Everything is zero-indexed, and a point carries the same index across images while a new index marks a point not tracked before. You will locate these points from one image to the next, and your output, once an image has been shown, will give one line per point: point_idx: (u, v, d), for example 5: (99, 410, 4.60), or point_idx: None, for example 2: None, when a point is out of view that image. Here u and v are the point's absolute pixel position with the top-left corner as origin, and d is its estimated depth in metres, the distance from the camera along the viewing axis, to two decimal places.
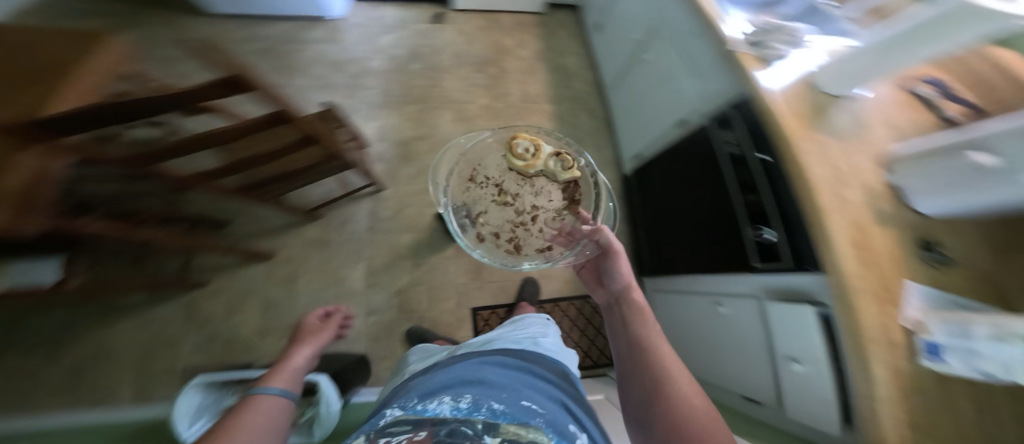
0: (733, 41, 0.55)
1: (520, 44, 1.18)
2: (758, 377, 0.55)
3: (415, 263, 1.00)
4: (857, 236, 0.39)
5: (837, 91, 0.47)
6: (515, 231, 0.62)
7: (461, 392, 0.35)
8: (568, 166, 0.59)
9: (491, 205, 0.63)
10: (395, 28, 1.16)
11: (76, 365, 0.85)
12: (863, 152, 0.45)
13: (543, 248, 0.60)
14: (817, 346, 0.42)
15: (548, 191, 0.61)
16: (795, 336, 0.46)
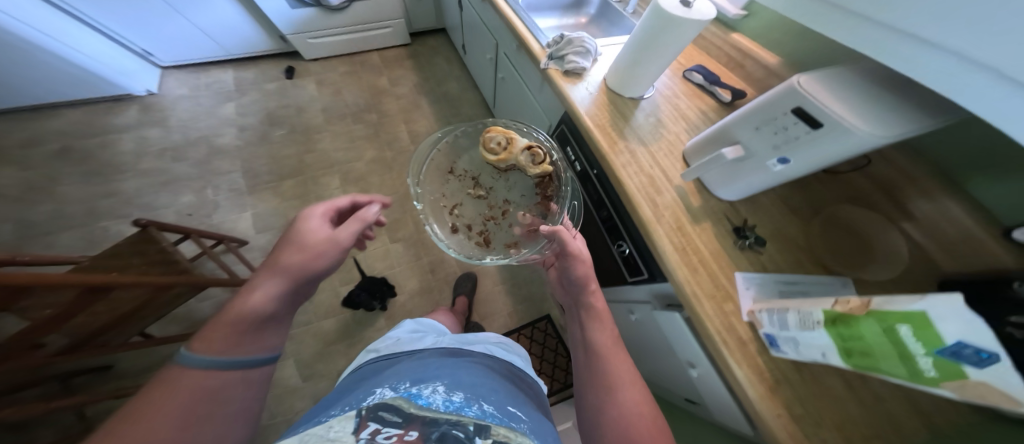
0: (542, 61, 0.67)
1: (385, 83, 1.39)
2: (682, 380, 0.57)
3: (348, 343, 0.93)
4: (678, 242, 0.45)
5: (631, 93, 0.58)
6: (487, 224, 0.58)
7: (454, 387, 0.35)
8: (539, 161, 0.54)
9: (465, 196, 0.59)
10: (234, 96, 1.31)
11: None
12: (670, 154, 0.53)
13: (512, 244, 0.55)
14: (695, 348, 0.46)
15: (521, 188, 0.59)
16: (682, 342, 0.50)
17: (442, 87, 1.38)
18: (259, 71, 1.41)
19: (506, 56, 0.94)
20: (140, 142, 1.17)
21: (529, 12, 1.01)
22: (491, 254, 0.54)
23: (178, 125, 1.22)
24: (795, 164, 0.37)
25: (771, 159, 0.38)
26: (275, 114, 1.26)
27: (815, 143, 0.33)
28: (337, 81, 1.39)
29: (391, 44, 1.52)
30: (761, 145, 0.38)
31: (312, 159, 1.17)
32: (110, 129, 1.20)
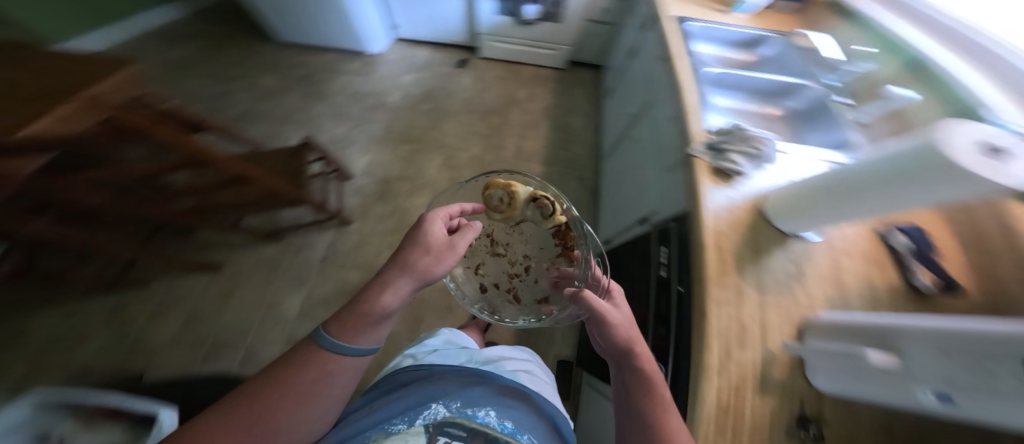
0: (696, 146, 0.64)
1: (522, 95, 1.52)
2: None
3: None
4: (725, 401, 0.39)
5: (787, 226, 0.51)
6: (513, 282, 0.56)
7: (499, 410, 0.50)
8: (550, 213, 0.49)
9: (482, 257, 0.56)
10: (416, 70, 1.63)
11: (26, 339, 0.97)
12: (781, 309, 0.45)
13: (541, 300, 0.53)
14: None
15: (536, 241, 0.54)
16: None
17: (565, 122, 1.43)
18: (439, 57, 1.72)
19: (647, 117, 0.93)
20: (337, 85, 1.60)
21: (712, 86, 0.93)
22: (523, 314, 0.53)
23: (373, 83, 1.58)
24: (958, 410, 0.24)
25: (919, 390, 0.26)
26: (429, 94, 1.52)
27: (993, 405, 0.20)
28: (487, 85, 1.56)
29: (550, 65, 1.65)
30: (912, 366, 0.27)
31: (433, 139, 1.36)
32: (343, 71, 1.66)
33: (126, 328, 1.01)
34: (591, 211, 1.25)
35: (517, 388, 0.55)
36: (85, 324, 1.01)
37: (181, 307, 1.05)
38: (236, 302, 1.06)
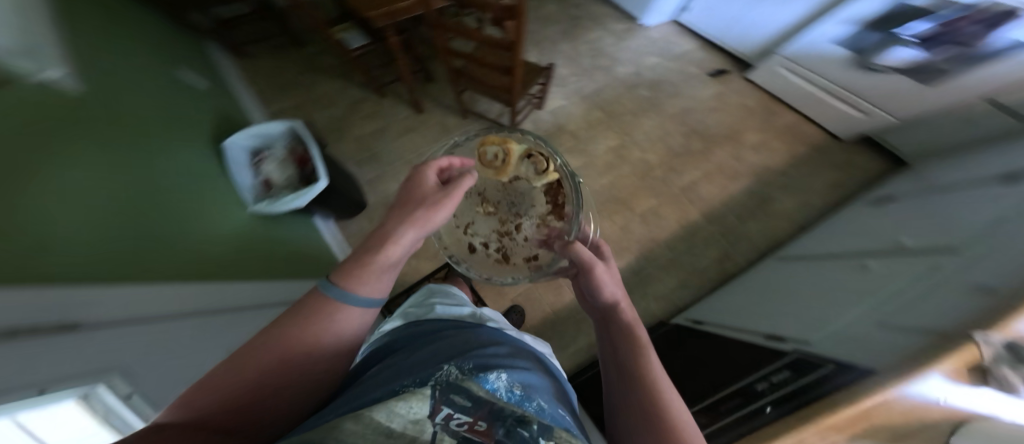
0: (995, 333, 0.52)
1: (748, 137, 1.64)
2: None
3: None
4: None
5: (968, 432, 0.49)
6: (501, 239, 0.67)
7: (508, 376, 0.44)
8: (542, 168, 0.60)
9: (476, 215, 0.67)
10: (664, 55, 1.79)
11: (311, 91, 1.50)
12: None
13: (529, 257, 0.64)
14: None
15: (529, 199, 0.65)
16: None
17: (761, 190, 1.53)
18: (703, 58, 1.84)
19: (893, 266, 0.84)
20: (587, 33, 1.78)
21: None
22: (514, 271, 0.64)
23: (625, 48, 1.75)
24: None
25: None
26: (654, 86, 1.68)
27: None
28: (722, 109, 1.69)
29: (832, 129, 1.67)
30: None
31: (634, 124, 1.58)
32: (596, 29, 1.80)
33: (351, 113, 1.48)
34: (700, 281, 1.36)
35: (517, 350, 0.58)
36: (335, 98, 1.49)
37: (378, 121, 1.47)
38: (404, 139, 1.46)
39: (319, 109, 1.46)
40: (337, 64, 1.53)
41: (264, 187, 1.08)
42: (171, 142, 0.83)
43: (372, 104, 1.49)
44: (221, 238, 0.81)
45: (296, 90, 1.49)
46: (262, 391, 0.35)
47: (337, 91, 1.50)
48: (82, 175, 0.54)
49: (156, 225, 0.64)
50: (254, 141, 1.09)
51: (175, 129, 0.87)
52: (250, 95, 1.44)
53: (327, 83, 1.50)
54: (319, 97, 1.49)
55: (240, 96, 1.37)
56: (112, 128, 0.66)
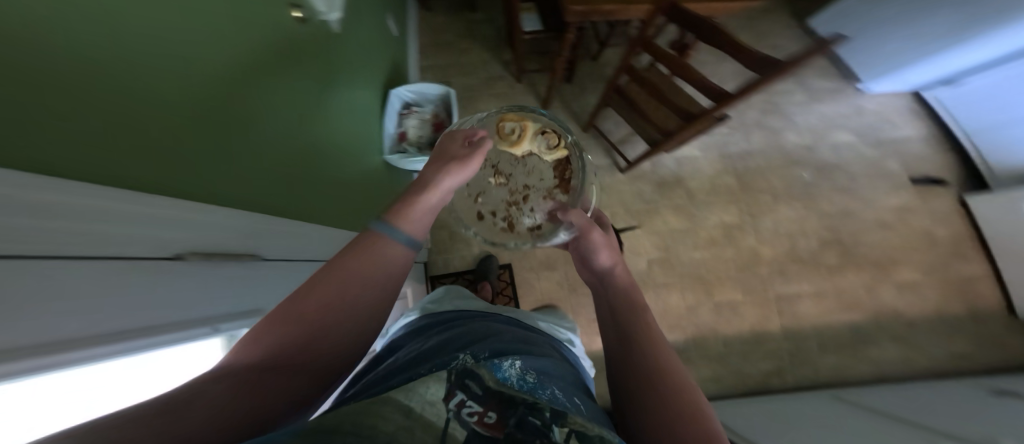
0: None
1: (901, 271, 1.44)
2: None
3: None
4: None
5: None
6: (509, 208, 0.80)
7: (523, 368, 0.55)
8: (552, 144, 0.79)
9: (488, 185, 0.81)
10: (863, 135, 1.56)
11: (460, 51, 1.51)
12: None
13: (535, 226, 0.79)
14: None
15: (538, 170, 0.81)
16: None
17: (868, 332, 1.38)
18: (911, 158, 1.56)
19: None
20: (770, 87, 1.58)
21: None
22: (519, 241, 0.77)
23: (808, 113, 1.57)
24: None
25: None
26: (826, 171, 1.51)
27: None
28: (894, 228, 1.48)
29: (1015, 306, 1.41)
30: None
31: (767, 209, 1.45)
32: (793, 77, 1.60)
33: (485, 85, 1.48)
34: (742, 387, 1.33)
35: (537, 350, 0.69)
36: (479, 66, 1.49)
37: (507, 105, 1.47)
38: None
39: (460, 74, 1.48)
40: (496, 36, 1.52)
41: (399, 137, 1.19)
42: (353, 77, 0.93)
43: (510, 89, 1.48)
44: (338, 186, 0.84)
45: (446, 47, 1.50)
46: (327, 336, 0.42)
47: (482, 61, 1.49)
48: (285, 114, 0.58)
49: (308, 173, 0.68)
50: (412, 94, 1.23)
51: (342, 69, 0.90)
52: (415, 39, 1.48)
53: (479, 50, 1.50)
54: (463, 61, 1.49)
55: (406, 38, 1.42)
56: (326, 65, 0.76)
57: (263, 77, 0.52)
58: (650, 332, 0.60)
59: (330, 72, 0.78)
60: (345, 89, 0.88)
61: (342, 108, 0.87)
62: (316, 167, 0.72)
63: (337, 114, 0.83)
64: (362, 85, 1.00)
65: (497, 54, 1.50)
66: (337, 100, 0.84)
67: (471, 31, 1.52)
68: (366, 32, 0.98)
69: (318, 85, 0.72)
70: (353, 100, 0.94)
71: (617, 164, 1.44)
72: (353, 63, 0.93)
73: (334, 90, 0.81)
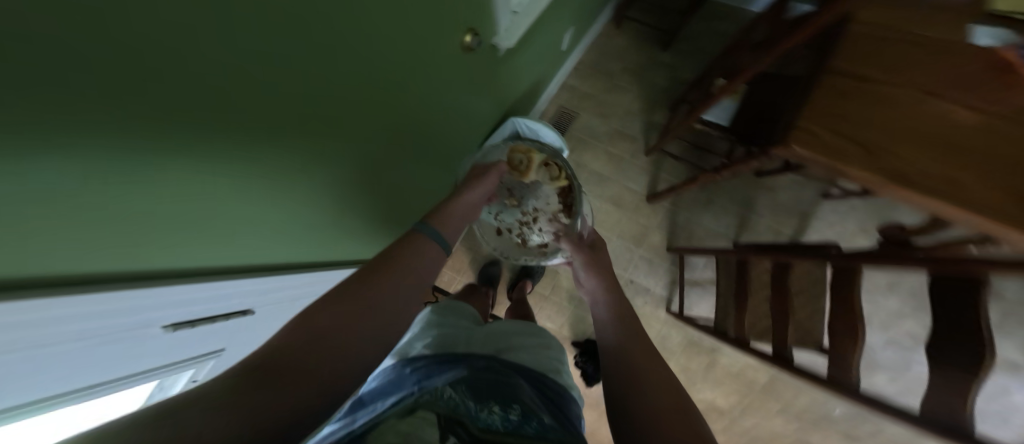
0: None
1: None
2: None
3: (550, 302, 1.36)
4: None
5: None
6: (522, 227, 0.94)
7: (505, 409, 0.43)
8: (552, 175, 0.87)
9: (505, 210, 0.93)
10: None
11: (612, 89, 1.33)
12: None
13: (545, 245, 0.92)
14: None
15: (546, 196, 0.91)
16: None
17: None
18: None
19: None
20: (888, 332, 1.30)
21: None
22: (530, 255, 0.95)
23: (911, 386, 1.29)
24: None
25: None
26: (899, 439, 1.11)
27: None
28: None
29: None
30: None
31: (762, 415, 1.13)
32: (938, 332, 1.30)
33: (604, 136, 1.29)
34: None
35: (528, 393, 0.53)
36: (616, 112, 1.31)
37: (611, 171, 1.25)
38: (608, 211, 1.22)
39: (592, 111, 1.31)
40: (664, 92, 1.31)
41: None
42: (471, 84, 0.89)
43: (628, 159, 1.25)
44: (362, 213, 0.81)
45: (600, 73, 1.35)
46: (320, 350, 0.36)
47: (622, 110, 1.31)
48: (380, 99, 0.61)
49: (350, 182, 0.68)
50: (522, 126, 1.10)
51: (477, 86, 0.91)
52: (581, 51, 1.35)
53: (630, 97, 1.31)
54: (606, 98, 1.32)
55: (571, 52, 1.30)
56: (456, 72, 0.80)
57: (381, 57, 0.56)
58: (631, 351, 0.46)
59: (447, 79, 0.78)
60: (456, 93, 0.85)
61: (443, 106, 0.83)
62: (348, 181, 0.68)
63: (433, 109, 0.81)
64: (472, 99, 0.94)
65: (645, 115, 1.30)
66: (443, 99, 0.82)
67: (640, 77, 1.33)
68: (520, 56, 0.99)
69: (425, 89, 0.73)
70: (454, 106, 0.88)
71: (667, 306, 1.14)
72: (482, 78, 0.91)
73: (442, 95, 0.80)
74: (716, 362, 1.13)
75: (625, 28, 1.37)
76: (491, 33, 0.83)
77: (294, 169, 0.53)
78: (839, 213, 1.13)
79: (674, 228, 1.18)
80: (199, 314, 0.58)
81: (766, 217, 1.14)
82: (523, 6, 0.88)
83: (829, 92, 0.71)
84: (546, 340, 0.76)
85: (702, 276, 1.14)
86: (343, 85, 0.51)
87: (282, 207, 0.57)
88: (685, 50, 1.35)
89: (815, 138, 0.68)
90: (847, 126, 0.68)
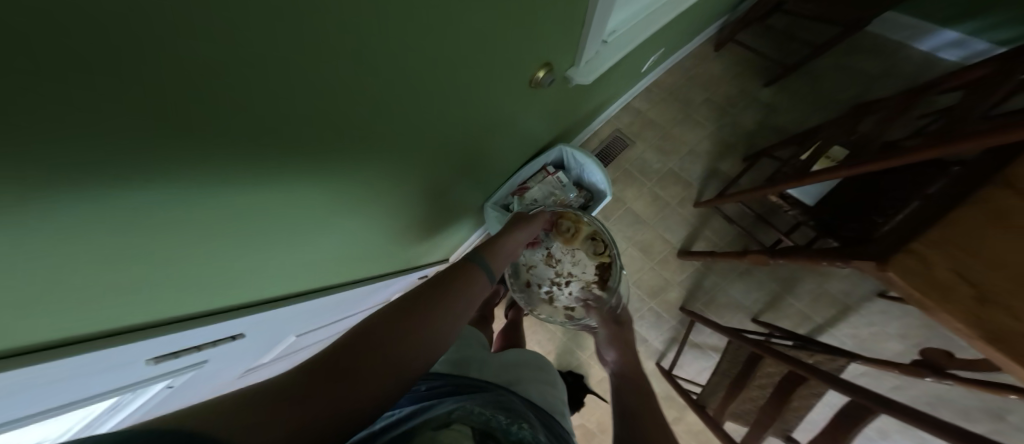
0: None
1: None
2: None
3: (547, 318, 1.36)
4: None
5: None
6: (552, 286, 0.95)
7: (533, 430, 0.38)
8: (597, 251, 0.92)
9: (540, 264, 0.95)
10: None
11: (681, 124, 1.22)
12: None
13: (569, 309, 0.94)
14: None
15: (583, 264, 0.93)
16: None
17: None
18: None
19: None
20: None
21: None
22: (552, 314, 0.96)
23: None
24: None
25: None
26: None
27: None
28: None
29: None
30: None
31: None
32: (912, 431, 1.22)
33: (655, 172, 1.20)
34: None
35: (545, 425, 0.45)
36: (677, 148, 1.21)
37: (648, 212, 1.19)
38: (631, 253, 1.17)
39: (651, 143, 1.22)
40: (740, 137, 1.20)
41: (518, 193, 0.97)
42: (546, 99, 0.74)
43: (673, 204, 1.18)
44: (407, 234, 0.75)
45: (674, 101, 1.24)
46: (369, 356, 0.31)
47: (684, 147, 1.21)
48: (436, 106, 0.49)
49: (401, 204, 0.62)
50: (568, 157, 1.00)
51: (551, 109, 0.81)
52: (661, 71, 1.24)
53: (701, 135, 1.21)
54: (672, 131, 1.22)
55: (648, 73, 1.19)
56: (534, 92, 0.68)
57: (452, 56, 0.43)
58: (639, 423, 0.42)
59: (521, 95, 0.65)
60: (529, 113, 0.74)
61: (509, 118, 0.70)
62: (395, 201, 0.60)
63: (497, 124, 0.68)
64: (543, 120, 0.83)
65: (707, 160, 1.19)
66: (511, 114, 0.69)
67: (717, 118, 1.22)
68: (606, 77, 0.88)
69: (489, 105, 0.60)
70: (522, 125, 0.77)
71: (658, 360, 1.13)
72: (560, 99, 0.79)
73: (511, 110, 0.68)
74: (683, 417, 1.13)
75: (722, 59, 1.26)
76: (568, 65, 0.68)
77: (335, 206, 0.47)
78: (886, 315, 1.05)
79: (693, 292, 1.14)
80: (179, 344, 0.40)
81: (801, 301, 1.10)
82: (616, 37, 0.73)
83: (976, 205, 0.44)
84: (554, 376, 0.63)
85: (706, 341, 1.13)
86: (399, 105, 0.42)
87: (323, 239, 0.52)
88: (782, 91, 1.23)
89: (922, 267, 0.45)
90: (985, 267, 0.42)
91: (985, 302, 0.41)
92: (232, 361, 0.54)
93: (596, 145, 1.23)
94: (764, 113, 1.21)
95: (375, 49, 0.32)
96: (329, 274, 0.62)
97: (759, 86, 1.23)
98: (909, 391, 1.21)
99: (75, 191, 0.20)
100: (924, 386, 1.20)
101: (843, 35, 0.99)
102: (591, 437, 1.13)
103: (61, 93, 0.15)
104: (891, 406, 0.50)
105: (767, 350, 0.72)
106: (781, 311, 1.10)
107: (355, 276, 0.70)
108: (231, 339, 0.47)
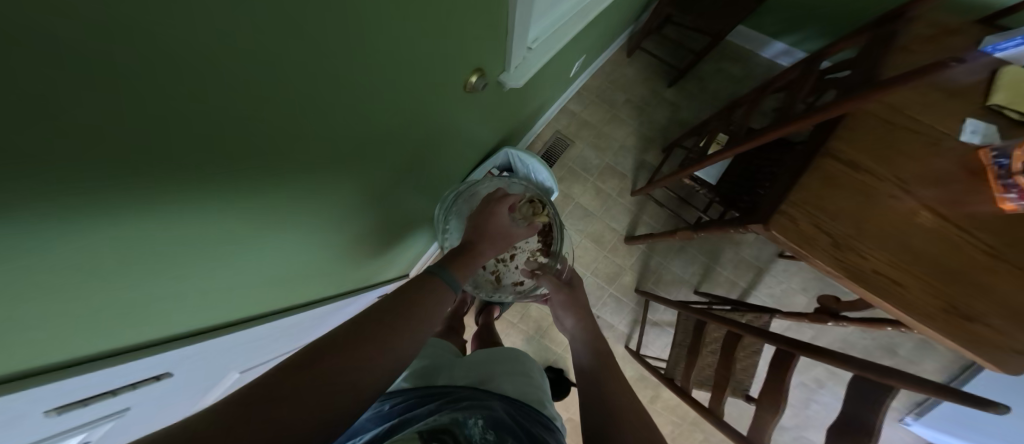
0: None
1: None
2: None
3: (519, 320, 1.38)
4: None
5: None
6: (498, 265, 0.92)
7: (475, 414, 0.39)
8: (534, 210, 0.83)
9: None
10: None
11: (610, 123, 1.37)
12: None
13: (517, 282, 0.93)
14: None
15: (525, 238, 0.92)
16: None
17: None
18: None
19: None
20: (807, 388, 1.45)
21: None
22: (498, 292, 0.94)
23: (803, 416, 1.44)
24: None
25: None
26: None
27: None
28: None
29: None
30: None
31: None
32: (838, 376, 1.44)
33: (594, 167, 1.32)
34: None
35: (501, 402, 0.46)
36: (611, 145, 1.34)
37: (596, 204, 1.29)
38: (583, 244, 1.26)
39: (588, 141, 1.34)
40: (659, 131, 1.37)
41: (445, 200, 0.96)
42: (481, 107, 0.80)
43: (614, 196, 1.30)
44: (362, 245, 0.74)
45: (602, 103, 1.38)
46: (301, 375, 0.30)
47: (616, 143, 1.35)
48: (373, 116, 0.50)
49: (352, 213, 0.62)
50: (515, 159, 1.06)
51: (488, 115, 0.86)
52: (587, 77, 1.38)
53: (628, 132, 1.36)
54: (604, 129, 1.36)
55: (577, 78, 1.31)
56: (467, 97, 0.72)
57: (388, 71, 0.46)
58: (605, 389, 0.48)
59: (455, 102, 0.69)
60: (467, 118, 0.78)
61: (448, 125, 0.73)
62: (339, 215, 0.59)
63: (436, 132, 0.71)
64: (482, 126, 0.87)
65: (637, 154, 1.34)
66: (450, 123, 0.73)
67: (639, 117, 1.38)
68: (537, 83, 0.97)
69: (425, 114, 0.63)
70: (463, 129, 0.80)
71: (626, 342, 1.21)
72: (496, 103, 0.85)
73: (451, 118, 0.72)
74: (660, 395, 1.21)
75: (634, 64, 1.44)
76: (497, 71, 0.74)
77: (281, 219, 0.46)
78: (788, 271, 1.25)
79: (643, 275, 1.25)
80: (88, 390, 0.36)
81: (726, 269, 1.26)
82: (540, 43, 0.81)
83: (816, 171, 0.57)
84: (532, 365, 0.63)
85: (662, 318, 1.23)
86: (340, 118, 0.43)
87: (266, 257, 0.49)
88: (682, 92, 1.44)
89: (793, 224, 0.55)
90: (831, 219, 0.55)
91: (840, 247, 0.53)
92: (154, 409, 0.52)
93: (540, 147, 1.32)
94: (674, 111, 1.41)
95: (321, 65, 0.35)
96: (271, 297, 0.57)
97: (665, 87, 1.43)
98: (822, 338, 1.44)
99: (35, 212, 0.19)
100: (833, 333, 1.44)
101: (718, 41, 1.19)
102: (579, 430, 1.16)
103: (33, 99, 0.15)
104: (805, 347, 0.61)
105: (710, 316, 0.82)
106: (714, 280, 1.26)
107: (303, 297, 0.66)
108: (154, 379, 0.44)
